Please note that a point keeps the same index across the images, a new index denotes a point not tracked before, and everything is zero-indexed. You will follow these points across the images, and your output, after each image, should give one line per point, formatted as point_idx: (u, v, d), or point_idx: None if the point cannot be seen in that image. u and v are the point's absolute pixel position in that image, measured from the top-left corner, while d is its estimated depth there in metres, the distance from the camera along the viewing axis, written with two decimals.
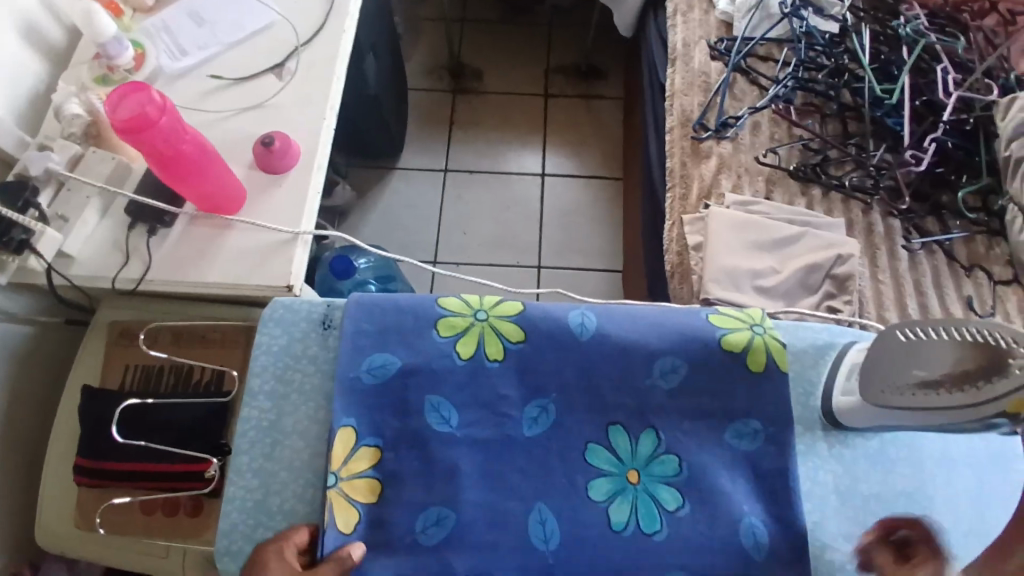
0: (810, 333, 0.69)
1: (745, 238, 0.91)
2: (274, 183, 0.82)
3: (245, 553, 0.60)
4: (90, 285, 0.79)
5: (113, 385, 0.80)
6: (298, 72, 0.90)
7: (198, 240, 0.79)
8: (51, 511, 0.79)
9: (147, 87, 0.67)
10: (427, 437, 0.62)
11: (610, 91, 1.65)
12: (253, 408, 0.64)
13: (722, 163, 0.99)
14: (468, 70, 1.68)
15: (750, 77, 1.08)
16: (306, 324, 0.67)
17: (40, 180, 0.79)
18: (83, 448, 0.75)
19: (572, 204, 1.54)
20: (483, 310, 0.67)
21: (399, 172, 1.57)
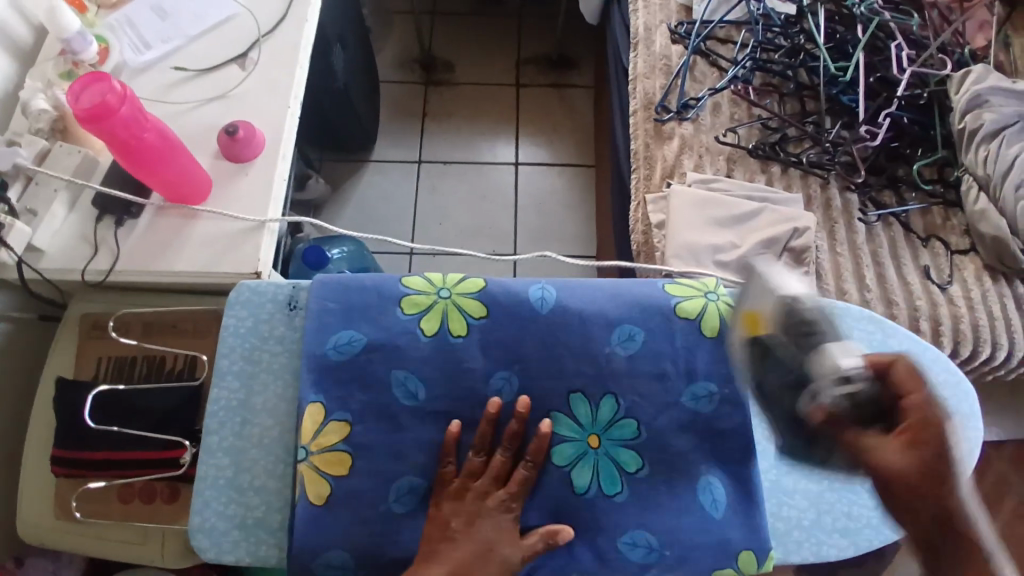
0: None
1: (706, 215, 0.93)
2: (241, 172, 0.84)
3: (219, 529, 0.61)
4: (61, 277, 0.80)
5: (87, 376, 0.81)
6: (261, 62, 0.91)
7: (166, 230, 0.80)
8: (30, 503, 0.80)
9: (106, 76, 0.67)
10: (394, 411, 0.64)
11: (582, 80, 1.67)
12: (222, 388, 0.65)
13: (684, 143, 1.02)
14: (439, 62, 1.69)
15: (710, 59, 1.11)
16: (272, 306, 0.68)
17: (10, 175, 0.80)
18: (59, 439, 0.77)
19: (547, 192, 1.56)
20: (447, 288, 0.69)
21: (374, 165, 1.59)
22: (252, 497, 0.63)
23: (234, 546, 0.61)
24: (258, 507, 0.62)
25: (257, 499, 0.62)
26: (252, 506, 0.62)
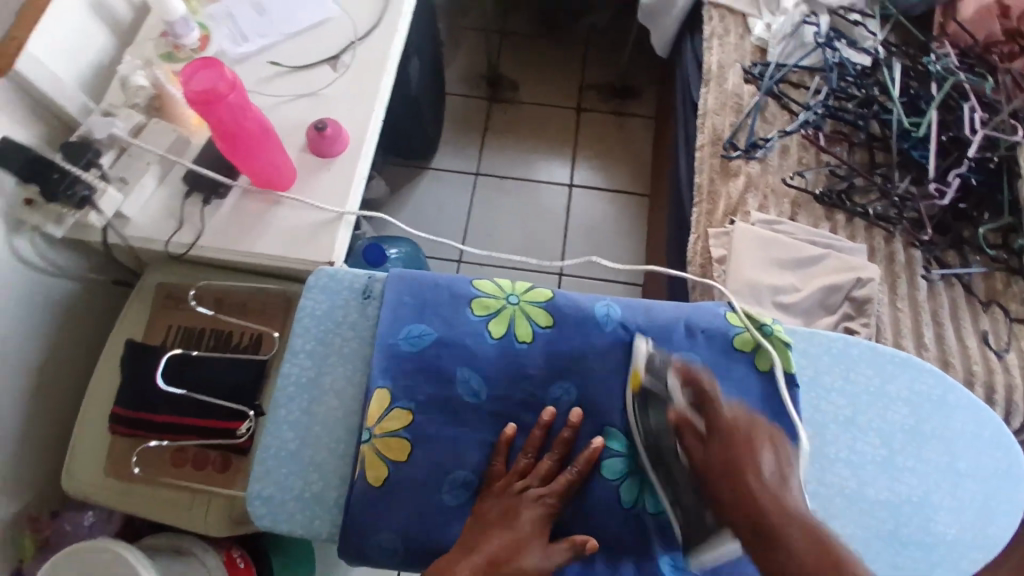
0: (824, 340, 0.74)
1: (769, 256, 0.94)
2: (323, 166, 0.89)
3: (276, 499, 0.64)
4: (145, 246, 0.85)
5: (156, 342, 0.85)
6: (352, 67, 0.96)
7: (249, 213, 0.85)
8: (82, 458, 0.83)
9: (219, 64, 0.71)
10: (456, 405, 0.66)
11: (641, 110, 1.68)
12: (294, 363, 0.69)
13: (750, 182, 1.03)
14: (504, 80, 1.73)
15: (782, 102, 1.12)
16: (347, 292, 0.72)
17: (104, 144, 0.84)
18: (125, 399, 0.81)
19: (598, 216, 1.58)
20: (516, 294, 0.71)
21: (431, 173, 1.63)
22: (311, 472, 0.66)
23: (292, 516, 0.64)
24: (315, 483, 0.65)
25: (316, 475, 0.65)
26: (310, 481, 0.65)
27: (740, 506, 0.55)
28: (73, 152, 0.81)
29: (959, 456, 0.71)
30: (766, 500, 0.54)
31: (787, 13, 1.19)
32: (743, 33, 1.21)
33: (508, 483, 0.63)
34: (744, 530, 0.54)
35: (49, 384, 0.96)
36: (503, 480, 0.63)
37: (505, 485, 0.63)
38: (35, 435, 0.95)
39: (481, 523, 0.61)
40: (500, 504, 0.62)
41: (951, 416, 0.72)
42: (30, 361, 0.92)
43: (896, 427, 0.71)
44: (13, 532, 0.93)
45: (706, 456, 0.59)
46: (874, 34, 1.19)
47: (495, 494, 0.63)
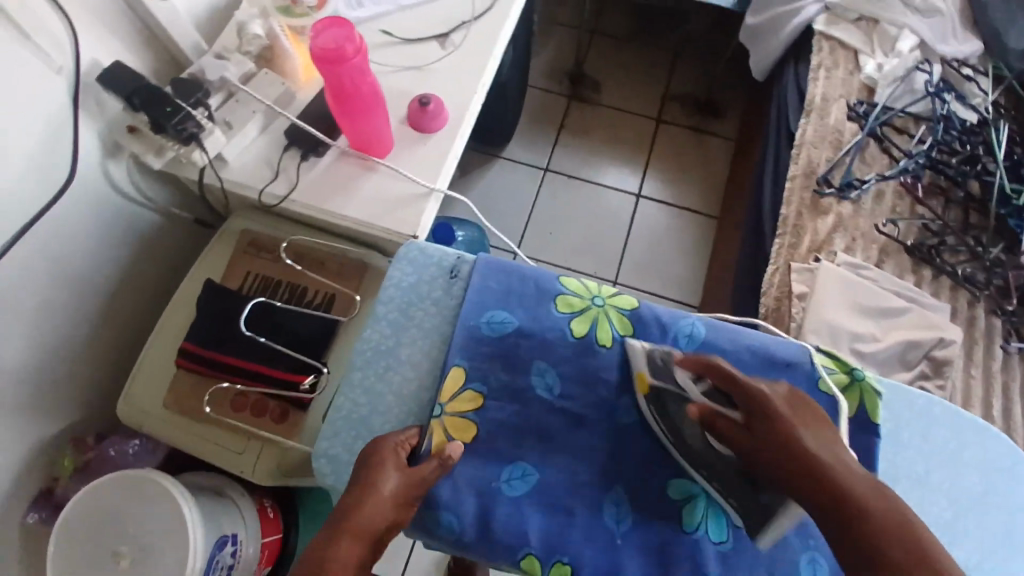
0: (905, 395, 0.72)
1: (851, 300, 0.92)
2: (421, 140, 0.89)
3: (341, 459, 0.65)
4: (238, 190, 0.87)
5: (233, 286, 0.88)
6: (461, 46, 0.96)
7: (344, 173, 0.87)
8: (143, 385, 0.85)
9: (349, 25, 0.71)
10: (527, 396, 0.67)
11: (723, 130, 1.65)
12: (374, 331, 0.71)
13: (840, 222, 1.00)
14: (588, 80, 1.72)
15: (883, 144, 1.09)
16: (436, 270, 0.74)
17: (215, 86, 0.87)
18: (197, 334, 0.83)
19: (662, 230, 1.55)
20: (600, 297, 0.72)
21: (502, 161, 1.63)
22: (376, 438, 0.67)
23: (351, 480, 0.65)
24: None
25: None
26: None
27: (805, 472, 0.51)
28: (185, 89, 0.83)
29: (1020, 523, 0.69)
30: (833, 468, 0.51)
31: (901, 56, 1.15)
32: (851, 69, 1.17)
33: (394, 452, 0.61)
34: (806, 492, 0.51)
35: (118, 307, 0.99)
36: (392, 450, 0.61)
37: (387, 452, 0.60)
38: (98, 354, 0.98)
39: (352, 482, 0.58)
40: (372, 466, 0.59)
41: (1016, 481, 0.71)
42: (105, 282, 0.95)
43: (964, 492, 0.69)
44: (61, 445, 0.95)
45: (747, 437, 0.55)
46: (983, 93, 1.13)
47: (369, 455, 0.60)
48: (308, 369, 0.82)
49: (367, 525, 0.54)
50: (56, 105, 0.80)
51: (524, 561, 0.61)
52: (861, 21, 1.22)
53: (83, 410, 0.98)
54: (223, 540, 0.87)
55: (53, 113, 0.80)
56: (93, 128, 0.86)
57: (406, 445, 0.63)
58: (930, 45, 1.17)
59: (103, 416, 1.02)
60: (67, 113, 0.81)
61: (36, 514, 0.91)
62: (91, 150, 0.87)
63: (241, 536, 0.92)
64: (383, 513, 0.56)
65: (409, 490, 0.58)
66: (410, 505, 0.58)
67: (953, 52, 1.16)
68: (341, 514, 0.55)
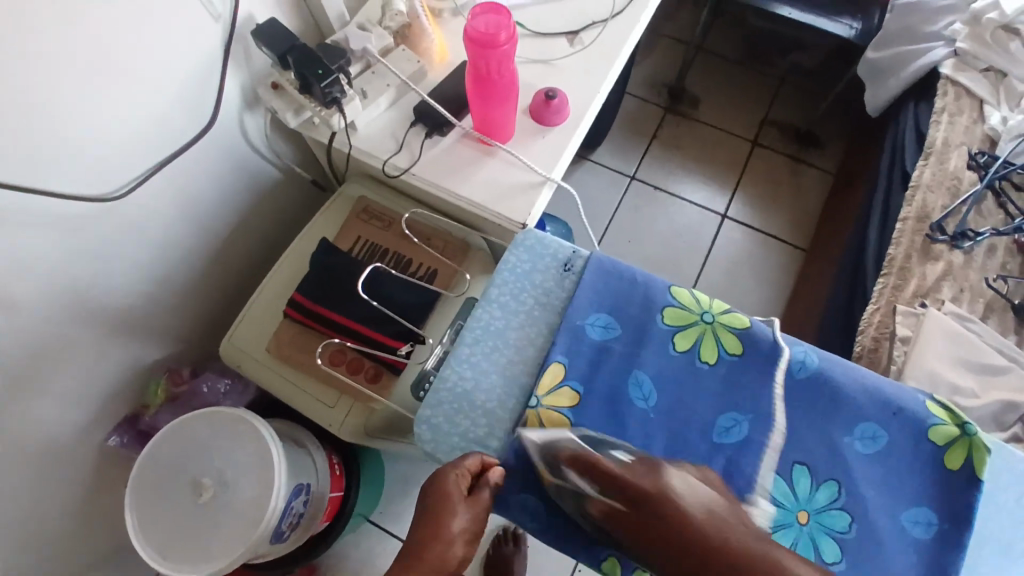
0: (1010, 458, 0.70)
1: (956, 352, 0.89)
2: (539, 133, 0.91)
3: (441, 428, 0.68)
4: (363, 157, 0.91)
5: (343, 247, 0.91)
6: (588, 46, 0.98)
7: (463, 156, 0.90)
8: (249, 328, 0.89)
9: (506, 12, 0.74)
10: (622, 400, 0.68)
11: (821, 163, 1.62)
12: (486, 311, 0.74)
13: (950, 270, 0.98)
14: (686, 95, 1.71)
15: (999, 200, 1.05)
16: (551, 261, 0.76)
17: (356, 56, 0.91)
18: (308, 287, 0.87)
19: (744, 254, 1.53)
20: (710, 313, 0.72)
21: (590, 165, 1.64)
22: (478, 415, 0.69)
23: (449, 449, 0.68)
24: (480, 426, 0.68)
25: (482, 419, 0.69)
26: (475, 423, 0.68)
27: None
28: (331, 54, 0.87)
29: None
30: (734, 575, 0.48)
31: None
32: (977, 117, 1.13)
33: (458, 489, 0.62)
34: None
35: (229, 251, 1.05)
36: (457, 489, 0.62)
37: (452, 489, 0.62)
38: (204, 292, 1.04)
39: (424, 515, 0.62)
40: (437, 504, 0.61)
41: None
42: (219, 226, 1.00)
43: None
44: (158, 372, 1.01)
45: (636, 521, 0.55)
46: None
47: (437, 492, 0.62)
48: (408, 337, 0.85)
49: (440, 564, 0.59)
50: (207, 51, 0.84)
51: (605, 561, 0.63)
52: (988, 71, 1.18)
53: (182, 343, 1.04)
54: (298, 489, 0.91)
55: (203, 58, 0.84)
56: (237, 78, 0.91)
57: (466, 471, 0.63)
58: None
59: (198, 351, 1.08)
60: (216, 60, 0.86)
61: (116, 438, 0.97)
62: (231, 100, 0.92)
63: (313, 487, 0.96)
64: (452, 552, 0.60)
65: (475, 525, 0.62)
66: (476, 536, 0.63)
67: None
68: (417, 546, 0.60)
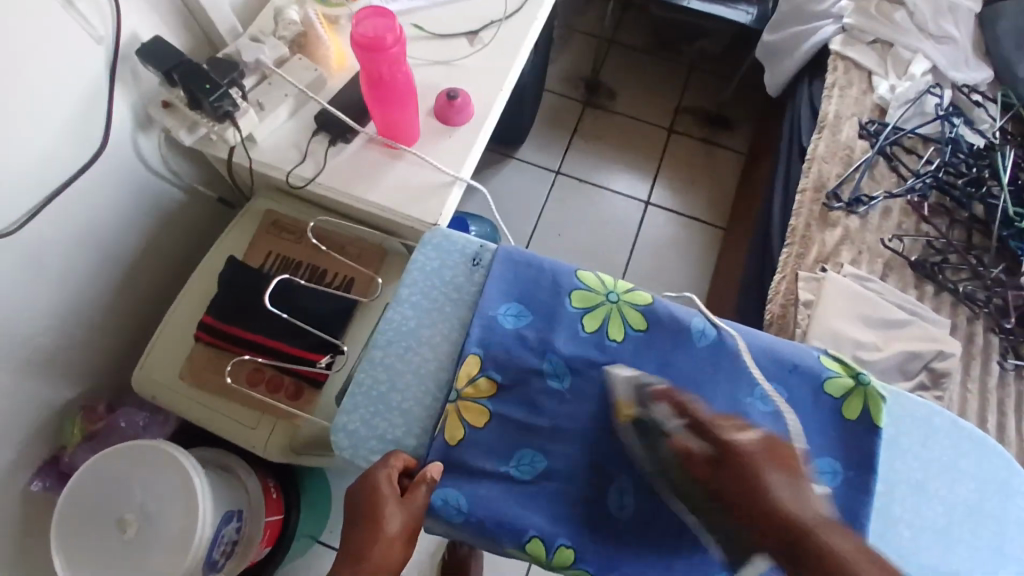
0: (911, 403, 0.74)
1: (856, 311, 0.95)
2: (445, 133, 0.92)
3: (359, 434, 0.68)
4: (266, 170, 0.89)
5: (254, 264, 0.90)
6: (489, 44, 0.98)
7: (371, 160, 0.89)
8: (160, 356, 0.86)
9: (390, 15, 0.75)
10: (537, 385, 0.69)
11: (733, 144, 1.68)
12: (397, 312, 0.73)
13: (847, 235, 1.03)
14: (603, 88, 1.75)
15: (891, 163, 1.11)
16: (459, 256, 0.76)
17: (250, 68, 0.89)
18: (218, 309, 0.85)
19: (669, 238, 1.58)
20: (615, 293, 0.74)
21: (514, 163, 1.65)
22: (396, 416, 0.69)
23: (369, 454, 0.67)
24: (399, 427, 0.68)
25: (400, 420, 0.68)
26: (394, 425, 0.68)
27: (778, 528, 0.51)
28: (222, 68, 0.85)
29: (1009, 538, 0.70)
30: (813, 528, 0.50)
31: (913, 79, 1.17)
32: (866, 88, 1.20)
33: (387, 487, 0.61)
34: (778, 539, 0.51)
35: (136, 278, 1.01)
36: (389, 486, 0.61)
37: (383, 486, 0.61)
38: (113, 323, 1.00)
39: (359, 517, 0.60)
40: (367, 505, 0.60)
41: (1011, 500, 0.72)
42: (124, 253, 0.97)
43: (960, 501, 0.70)
44: (71, 411, 0.96)
45: (719, 478, 0.56)
46: (992, 119, 1.16)
47: (368, 492, 0.61)
48: (326, 348, 0.85)
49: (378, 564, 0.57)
50: (92, 73, 0.81)
51: (529, 544, 0.63)
52: (875, 44, 1.25)
53: (94, 378, 0.99)
54: (228, 516, 0.88)
55: (87, 80, 0.81)
56: (127, 99, 0.88)
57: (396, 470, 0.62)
58: (943, 71, 1.20)
59: (112, 385, 1.03)
60: (102, 82, 0.83)
61: (39, 483, 0.92)
62: (123, 122, 0.89)
63: (245, 513, 0.93)
64: (391, 548, 0.58)
65: (413, 521, 0.60)
66: (416, 533, 0.61)
67: (965, 79, 1.19)
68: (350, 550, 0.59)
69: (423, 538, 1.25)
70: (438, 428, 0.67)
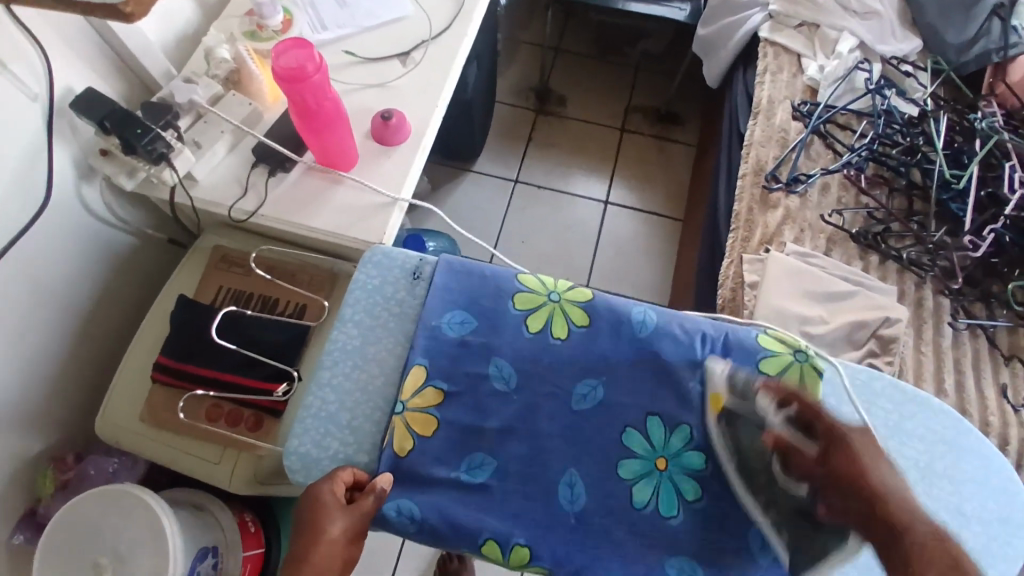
0: (851, 371, 0.76)
1: (800, 285, 0.97)
2: (384, 154, 0.94)
3: (311, 456, 0.68)
4: (208, 207, 0.91)
5: (205, 300, 0.91)
6: (421, 63, 1.01)
7: (311, 188, 0.91)
8: (119, 401, 0.87)
9: (308, 45, 0.77)
10: (485, 389, 0.71)
11: (685, 137, 1.72)
12: (342, 332, 0.74)
13: (789, 215, 1.06)
14: (554, 95, 1.78)
15: (827, 141, 1.14)
16: (399, 272, 0.78)
17: (184, 109, 0.91)
18: (172, 349, 0.86)
19: (631, 234, 1.60)
20: (556, 292, 0.76)
21: (473, 175, 1.68)
22: (348, 435, 0.70)
23: (323, 474, 0.68)
24: (350, 445, 0.69)
25: (351, 438, 0.70)
26: (345, 443, 0.69)
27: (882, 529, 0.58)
28: (155, 111, 0.87)
29: (964, 494, 0.71)
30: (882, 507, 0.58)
31: (840, 57, 1.20)
32: (796, 71, 1.23)
33: (333, 500, 0.62)
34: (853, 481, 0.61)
35: (94, 327, 1.01)
36: (333, 496, 0.62)
37: (328, 498, 0.62)
38: (75, 373, 1.00)
39: (300, 528, 0.61)
40: (312, 517, 0.61)
41: (962, 456, 0.73)
42: (79, 303, 0.97)
43: (911, 465, 0.72)
44: (40, 466, 0.96)
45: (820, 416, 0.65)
46: (924, 87, 1.19)
47: (311, 503, 0.62)
48: (282, 377, 0.86)
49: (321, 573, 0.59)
50: (29, 131, 0.82)
51: (485, 545, 0.64)
52: (802, 27, 1.28)
53: (61, 430, 0.99)
54: (202, 552, 0.88)
55: (25, 137, 0.82)
56: (66, 152, 0.89)
57: (342, 484, 0.63)
58: (870, 45, 1.23)
59: (80, 435, 1.03)
60: (42, 139, 0.84)
61: (19, 535, 0.93)
62: (64, 174, 0.90)
63: (220, 548, 0.93)
64: (333, 557, 0.60)
65: (358, 527, 0.62)
66: (360, 538, 0.62)
67: (892, 52, 1.23)
68: (291, 561, 0.59)
69: (411, 557, 1.24)
70: (386, 442, 0.68)
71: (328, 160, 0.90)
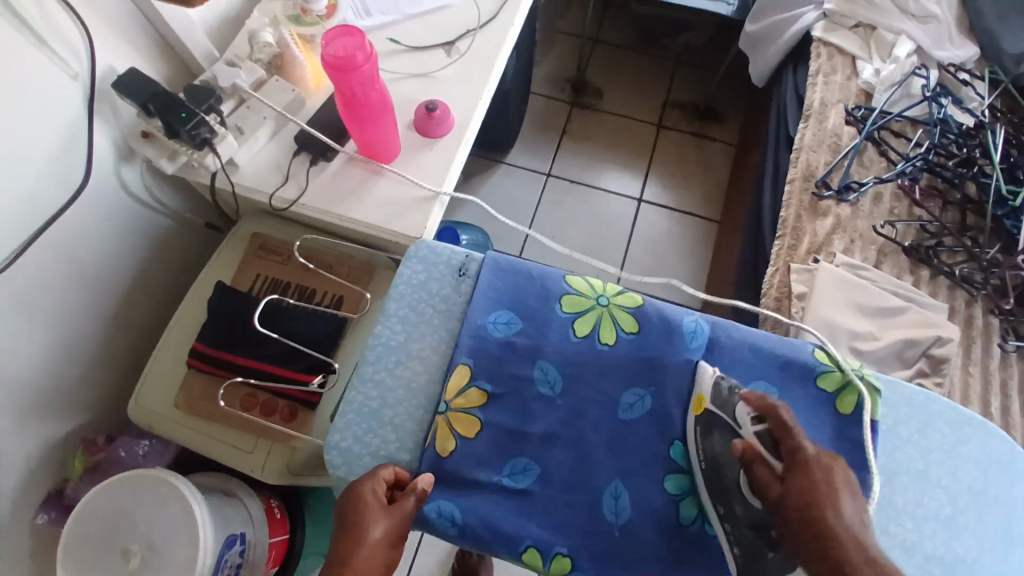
0: (907, 391, 0.73)
1: (848, 298, 0.94)
2: (427, 147, 0.92)
3: (351, 451, 0.67)
4: (248, 195, 0.90)
5: (242, 288, 0.91)
6: (466, 53, 0.98)
7: (352, 179, 0.89)
8: (154, 388, 0.87)
9: (358, 33, 0.75)
10: (530, 393, 0.69)
11: (723, 136, 1.67)
12: (385, 326, 0.73)
13: (838, 224, 1.02)
14: (590, 87, 1.74)
15: (880, 148, 1.10)
16: (445, 268, 0.76)
17: (226, 93, 0.89)
18: (209, 337, 0.86)
19: (663, 234, 1.57)
20: (605, 296, 0.74)
21: (505, 167, 1.65)
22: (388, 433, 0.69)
23: (363, 470, 0.67)
24: (391, 442, 0.68)
25: (392, 435, 0.68)
26: (386, 440, 0.68)
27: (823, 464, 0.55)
28: (198, 96, 0.85)
29: (1018, 521, 0.68)
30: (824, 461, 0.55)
31: (898, 61, 1.16)
32: (850, 73, 1.19)
33: (374, 498, 0.61)
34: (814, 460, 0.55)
35: (128, 308, 1.01)
36: (374, 495, 0.61)
37: (370, 497, 0.61)
38: (108, 354, 1.00)
39: (340, 527, 0.60)
40: (353, 514, 0.59)
41: (1017, 482, 0.70)
42: (115, 283, 0.97)
43: (965, 487, 0.69)
44: (72, 446, 0.96)
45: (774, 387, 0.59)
46: (981, 96, 1.15)
47: (352, 500, 0.61)
48: (320, 370, 0.85)
49: (361, 575, 0.56)
50: (70, 110, 0.81)
51: (526, 553, 0.63)
52: (858, 27, 1.23)
53: (93, 410, 1.00)
54: (231, 540, 0.87)
55: (67, 115, 0.81)
56: (106, 133, 0.88)
57: (384, 484, 0.63)
58: (927, 50, 1.18)
59: (111, 416, 1.04)
60: (83, 118, 0.83)
61: (44, 516, 0.91)
62: (105, 155, 0.89)
63: (249, 536, 0.92)
64: (374, 559, 0.57)
65: (398, 528, 0.60)
66: (400, 542, 0.60)
67: (950, 57, 1.17)
68: (331, 560, 0.58)
69: (429, 553, 1.24)
70: (428, 442, 0.67)
71: (370, 150, 0.88)
